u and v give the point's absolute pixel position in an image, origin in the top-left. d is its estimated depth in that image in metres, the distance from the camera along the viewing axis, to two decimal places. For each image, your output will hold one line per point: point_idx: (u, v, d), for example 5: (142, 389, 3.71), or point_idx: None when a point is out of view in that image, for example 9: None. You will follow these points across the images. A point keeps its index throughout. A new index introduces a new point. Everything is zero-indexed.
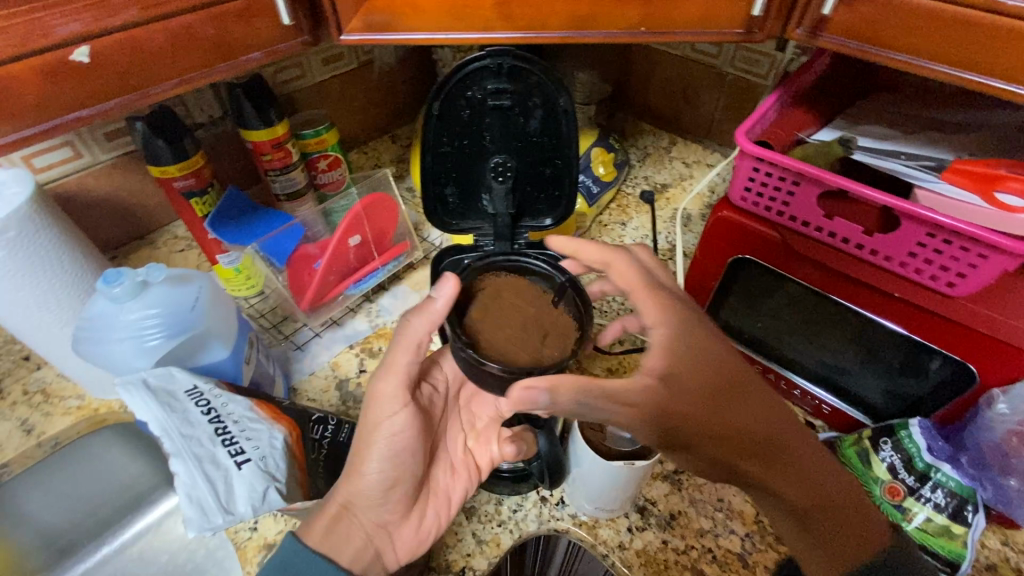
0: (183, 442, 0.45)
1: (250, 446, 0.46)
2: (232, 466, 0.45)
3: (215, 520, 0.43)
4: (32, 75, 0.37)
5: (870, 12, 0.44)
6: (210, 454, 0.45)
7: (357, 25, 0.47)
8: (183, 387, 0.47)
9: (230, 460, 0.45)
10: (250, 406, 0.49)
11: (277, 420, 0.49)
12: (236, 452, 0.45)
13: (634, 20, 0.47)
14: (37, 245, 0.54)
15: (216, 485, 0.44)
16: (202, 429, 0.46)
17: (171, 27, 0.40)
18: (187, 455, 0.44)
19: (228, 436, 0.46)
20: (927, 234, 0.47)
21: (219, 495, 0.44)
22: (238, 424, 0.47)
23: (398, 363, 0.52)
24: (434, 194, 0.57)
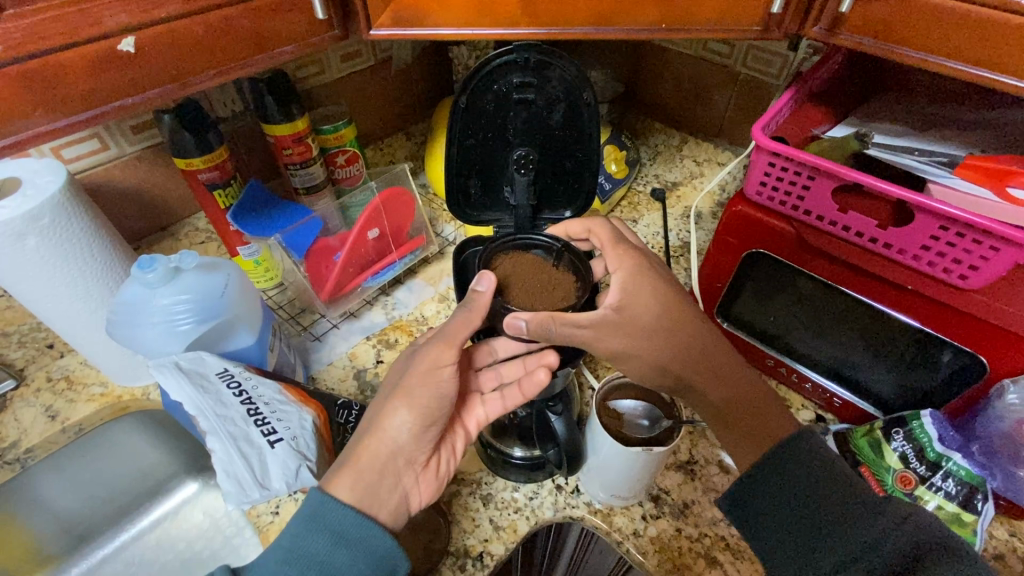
0: (218, 421, 0.46)
1: (281, 426, 0.48)
2: (266, 444, 0.46)
3: (252, 495, 0.44)
4: (80, 64, 0.38)
5: (888, 9, 0.45)
6: (244, 433, 0.46)
7: (386, 20, 0.48)
8: (214, 370, 0.49)
9: (264, 439, 0.47)
10: (278, 389, 0.51)
11: (305, 404, 0.52)
12: (269, 431, 0.47)
13: (656, 17, 0.49)
14: (70, 233, 0.56)
15: (251, 461, 0.45)
16: (235, 410, 0.47)
17: (210, 19, 0.41)
18: (222, 433, 0.46)
19: (261, 416, 0.48)
20: (941, 227, 0.48)
21: (254, 472, 0.45)
22: (269, 406, 0.49)
23: (456, 336, 0.50)
24: (457, 186, 0.59)
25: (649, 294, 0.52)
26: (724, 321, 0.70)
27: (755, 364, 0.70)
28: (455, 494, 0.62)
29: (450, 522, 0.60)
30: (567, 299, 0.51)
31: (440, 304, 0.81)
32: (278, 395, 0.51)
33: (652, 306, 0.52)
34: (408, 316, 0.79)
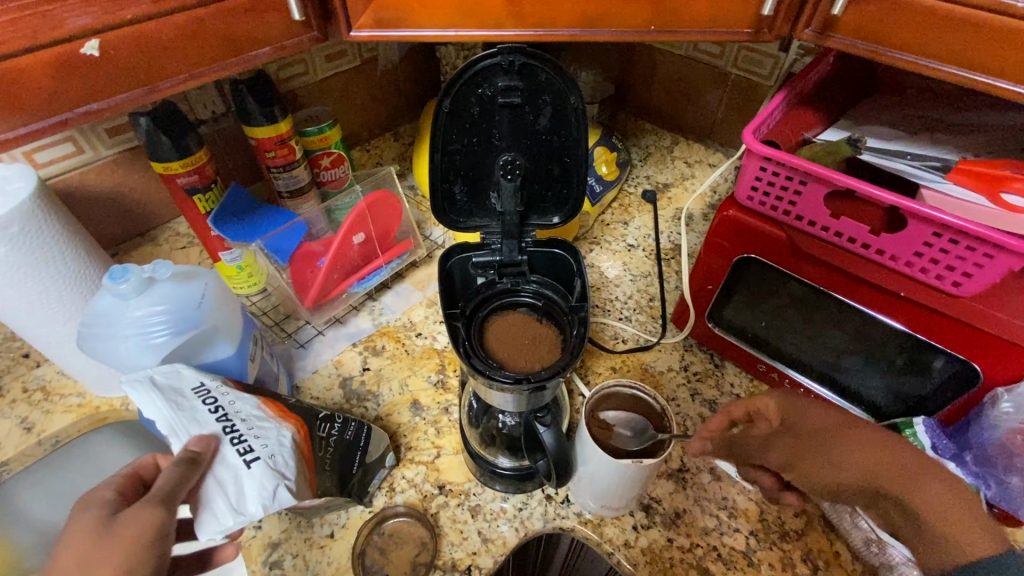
0: (191, 440, 0.44)
1: (258, 444, 0.46)
2: (241, 464, 0.44)
3: (226, 520, 0.42)
4: (41, 68, 0.36)
5: (880, 12, 0.44)
6: (218, 452, 0.44)
7: (367, 21, 0.47)
8: (189, 385, 0.47)
9: (239, 458, 0.44)
10: (257, 404, 0.49)
11: (284, 419, 0.50)
12: (245, 450, 0.45)
13: (645, 19, 0.47)
14: (40, 241, 0.54)
15: (225, 484, 0.43)
16: (211, 427, 0.45)
17: (181, 21, 0.39)
18: (193, 454, 0.43)
19: (237, 434, 0.46)
20: (933, 234, 0.47)
21: (229, 494, 0.43)
22: (246, 422, 0.47)
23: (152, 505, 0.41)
24: (443, 192, 0.57)
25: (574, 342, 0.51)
26: (715, 325, 0.70)
27: (747, 368, 0.71)
28: (443, 505, 0.61)
29: (437, 535, 0.58)
30: (552, 354, 0.51)
31: (428, 309, 0.79)
32: (258, 411, 0.49)
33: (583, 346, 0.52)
34: (396, 321, 0.77)
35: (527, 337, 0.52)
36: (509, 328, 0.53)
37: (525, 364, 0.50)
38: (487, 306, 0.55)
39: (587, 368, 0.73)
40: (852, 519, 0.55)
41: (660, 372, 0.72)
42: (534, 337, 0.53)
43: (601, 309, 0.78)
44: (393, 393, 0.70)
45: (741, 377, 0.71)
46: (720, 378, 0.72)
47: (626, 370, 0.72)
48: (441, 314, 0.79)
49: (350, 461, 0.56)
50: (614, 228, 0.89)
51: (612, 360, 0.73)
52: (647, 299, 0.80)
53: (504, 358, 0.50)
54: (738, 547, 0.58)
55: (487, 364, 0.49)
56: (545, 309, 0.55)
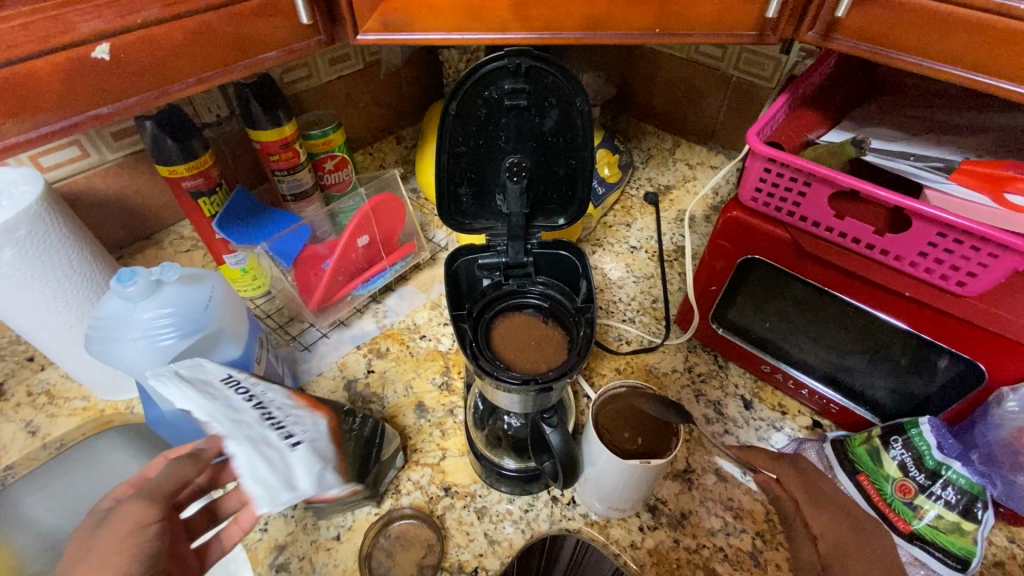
0: (233, 422, 0.43)
1: (297, 430, 0.46)
2: (286, 445, 0.44)
3: (283, 495, 0.41)
4: (53, 71, 0.36)
5: (884, 14, 0.44)
6: (262, 435, 0.44)
7: (374, 25, 0.47)
8: (217, 376, 0.48)
9: (283, 441, 0.45)
10: (287, 395, 0.51)
11: (316, 409, 0.51)
12: (286, 434, 0.45)
13: (649, 21, 0.48)
14: (47, 245, 0.54)
15: (275, 462, 0.42)
16: (249, 414, 0.45)
17: (189, 25, 0.40)
18: (239, 434, 0.43)
19: (275, 420, 0.46)
20: (938, 233, 0.48)
21: (280, 472, 0.42)
22: (281, 411, 0.48)
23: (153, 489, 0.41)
24: (449, 193, 0.57)
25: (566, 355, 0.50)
26: (719, 327, 0.70)
27: (750, 369, 0.71)
28: (449, 507, 0.60)
29: (444, 537, 0.58)
30: (557, 356, 0.51)
31: (432, 311, 0.80)
32: (287, 403, 0.50)
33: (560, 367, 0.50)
34: (400, 324, 0.77)
35: (533, 339, 0.53)
36: (515, 329, 0.54)
37: (531, 367, 0.50)
38: (493, 307, 0.55)
39: (592, 369, 0.73)
40: None
41: (664, 373, 0.72)
42: (540, 339, 0.53)
43: (604, 311, 0.79)
44: (398, 395, 0.70)
45: (745, 378, 0.72)
46: (724, 379, 0.72)
47: (630, 371, 0.72)
48: (445, 316, 0.79)
49: (368, 456, 0.57)
50: (616, 230, 0.90)
51: (616, 361, 0.73)
52: (650, 300, 0.81)
53: (511, 359, 0.51)
54: (744, 547, 0.58)
55: (494, 367, 0.49)
56: (550, 312, 0.55)
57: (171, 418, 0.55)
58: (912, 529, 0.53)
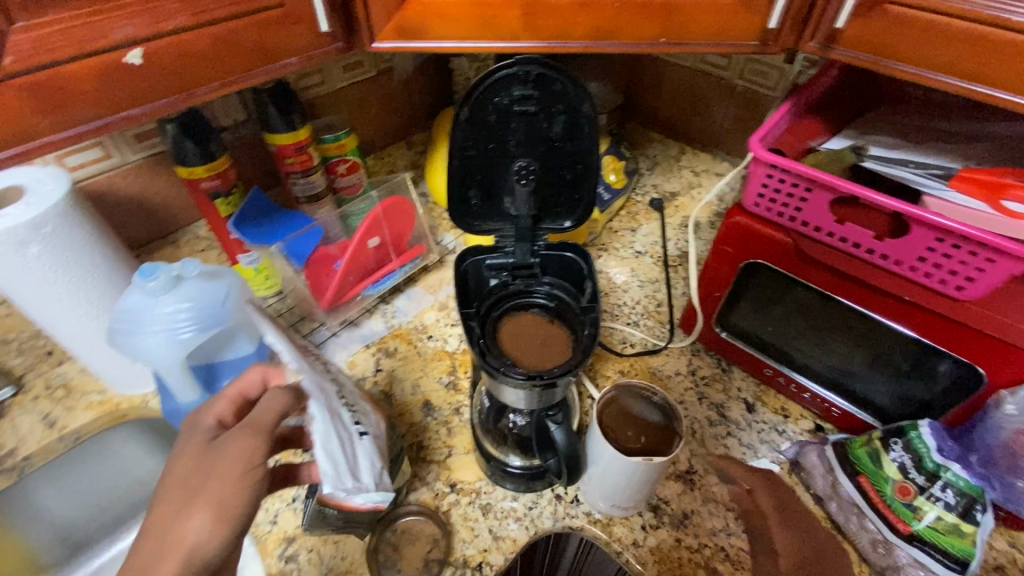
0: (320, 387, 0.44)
1: (364, 422, 0.48)
2: (355, 431, 0.46)
3: (347, 482, 0.42)
4: (90, 74, 0.38)
5: (883, 26, 0.45)
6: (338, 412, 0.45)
7: (390, 33, 0.49)
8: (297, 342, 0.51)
9: (354, 426, 0.46)
10: (354, 389, 0.53)
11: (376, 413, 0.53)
12: (357, 421, 0.47)
13: (655, 32, 0.49)
14: (70, 240, 0.56)
15: (346, 444, 0.44)
16: (331, 387, 0.47)
17: (216, 33, 0.42)
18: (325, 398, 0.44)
19: (349, 404, 0.48)
20: (937, 239, 0.49)
21: (348, 456, 0.43)
22: (351, 399, 0.50)
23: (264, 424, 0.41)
24: (459, 196, 0.59)
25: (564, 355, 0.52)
26: (722, 330, 0.71)
27: (753, 373, 0.72)
28: (454, 504, 0.62)
29: (450, 533, 0.59)
30: (562, 354, 0.52)
31: (439, 312, 0.81)
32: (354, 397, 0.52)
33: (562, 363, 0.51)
34: (408, 324, 0.79)
35: (537, 338, 0.54)
36: (520, 328, 0.55)
37: (536, 364, 0.51)
38: (500, 307, 0.56)
39: (596, 371, 0.74)
40: (859, 520, 0.57)
41: (667, 376, 0.73)
42: (544, 337, 0.54)
43: (609, 314, 0.80)
44: (406, 394, 0.71)
45: (748, 382, 0.73)
46: (727, 383, 0.73)
47: (634, 373, 0.73)
48: (452, 317, 0.81)
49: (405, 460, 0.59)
50: (622, 235, 0.91)
51: (620, 363, 0.74)
52: (654, 304, 0.82)
53: (518, 357, 0.52)
54: (746, 548, 0.58)
55: (500, 364, 0.50)
56: (555, 312, 0.57)
57: (187, 411, 0.56)
58: (912, 529, 0.54)
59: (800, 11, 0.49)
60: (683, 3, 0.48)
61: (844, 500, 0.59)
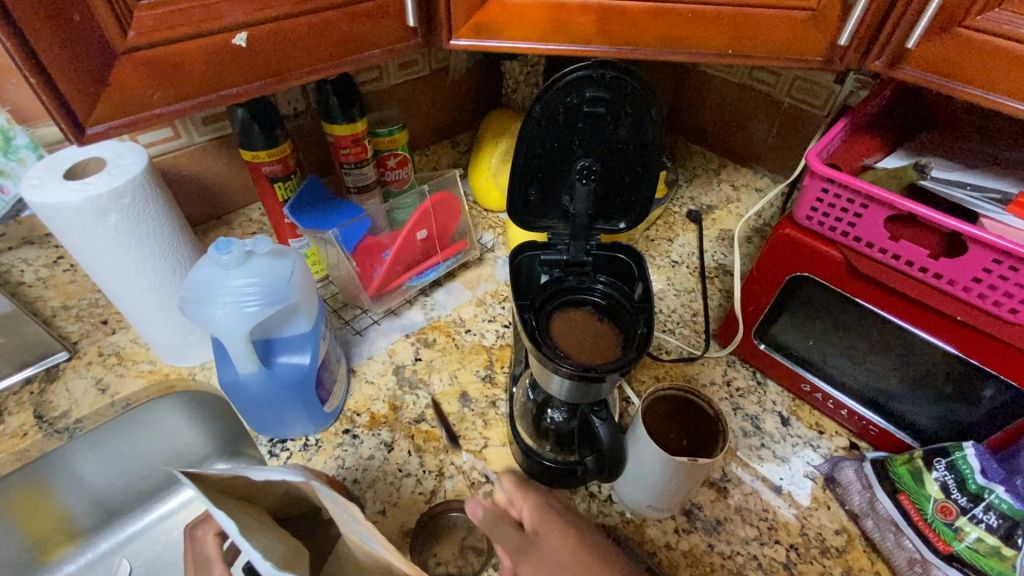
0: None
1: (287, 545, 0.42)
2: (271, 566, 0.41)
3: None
4: (200, 53, 0.41)
5: (951, 49, 0.46)
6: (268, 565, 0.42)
7: (467, 31, 0.51)
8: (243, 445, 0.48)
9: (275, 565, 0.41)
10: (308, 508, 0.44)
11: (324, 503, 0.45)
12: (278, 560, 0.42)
13: (723, 43, 0.51)
14: (145, 213, 0.58)
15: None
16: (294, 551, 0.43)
17: (314, 22, 0.44)
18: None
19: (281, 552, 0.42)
20: (994, 260, 0.49)
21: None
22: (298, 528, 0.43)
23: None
24: (519, 191, 0.62)
25: (614, 348, 0.54)
26: (761, 343, 0.72)
27: (789, 387, 0.72)
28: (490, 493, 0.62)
29: None
30: (613, 350, 0.54)
31: (477, 308, 0.82)
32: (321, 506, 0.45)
33: (616, 355, 0.53)
34: (447, 317, 0.80)
35: (590, 335, 0.56)
36: (572, 324, 0.57)
37: (588, 358, 0.53)
38: (553, 301, 0.59)
39: (632, 376, 0.74)
40: (896, 538, 0.57)
41: (703, 385, 0.73)
42: (596, 335, 0.56)
43: None
44: (443, 383, 0.72)
45: (783, 396, 0.73)
46: (762, 396, 0.73)
47: (670, 379, 0.74)
48: (490, 313, 0.82)
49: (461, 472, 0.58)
50: (659, 244, 0.92)
51: (656, 369, 0.75)
52: (690, 314, 0.82)
53: (570, 350, 0.53)
54: (779, 558, 0.58)
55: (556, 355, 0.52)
56: (605, 312, 0.59)
57: (243, 385, 0.58)
58: (952, 550, 0.54)
59: (870, 29, 0.50)
60: (753, 16, 0.49)
61: (881, 517, 0.59)
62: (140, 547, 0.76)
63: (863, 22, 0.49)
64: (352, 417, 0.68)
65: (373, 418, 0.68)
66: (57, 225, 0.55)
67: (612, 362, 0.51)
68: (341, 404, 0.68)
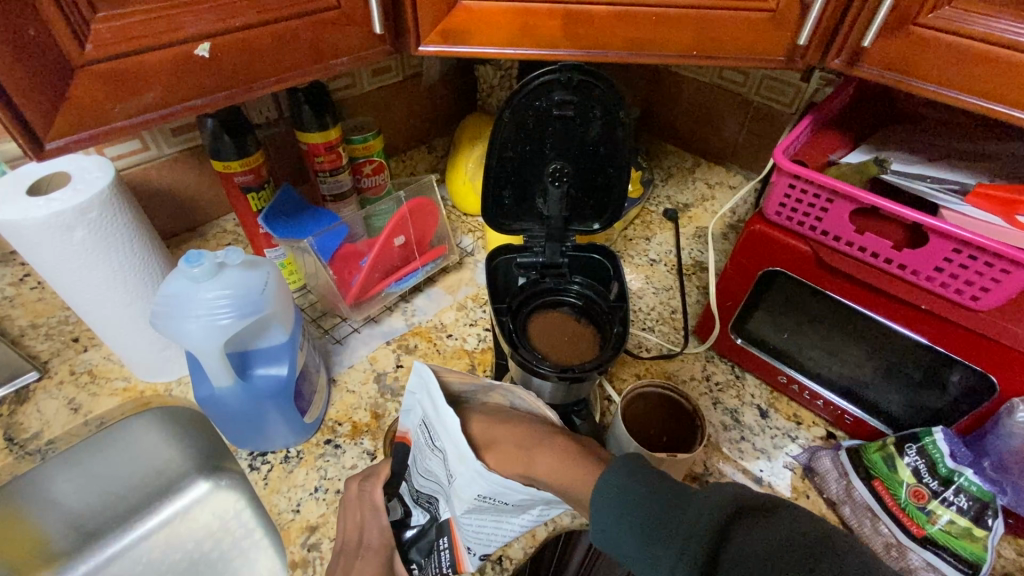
0: (472, 503, 0.48)
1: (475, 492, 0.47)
2: (472, 497, 0.47)
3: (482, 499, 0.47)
4: (161, 63, 0.40)
5: (905, 46, 0.48)
6: (472, 503, 0.48)
7: (435, 37, 0.51)
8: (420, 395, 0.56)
9: (475, 497, 0.47)
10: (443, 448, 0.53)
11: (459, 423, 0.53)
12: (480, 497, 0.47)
13: (687, 45, 0.52)
14: (114, 227, 0.57)
15: (476, 513, 0.49)
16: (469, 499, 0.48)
17: (278, 31, 0.44)
18: (467, 534, 0.51)
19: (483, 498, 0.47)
20: (954, 250, 0.51)
21: (471, 509, 0.49)
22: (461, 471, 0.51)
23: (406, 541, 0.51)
24: (493, 195, 0.62)
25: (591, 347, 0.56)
26: (738, 337, 0.73)
27: (767, 380, 0.73)
28: None
29: None
30: (589, 351, 0.55)
31: (458, 312, 0.82)
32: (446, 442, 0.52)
33: (592, 355, 0.55)
34: (428, 322, 0.80)
35: (567, 339, 0.57)
36: (549, 328, 0.58)
37: (567, 360, 0.54)
38: (530, 304, 0.60)
39: (613, 374, 0.75)
40: (873, 523, 0.58)
41: (683, 380, 0.74)
42: (573, 337, 0.58)
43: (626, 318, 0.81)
44: None
45: (761, 389, 0.74)
46: (741, 389, 0.74)
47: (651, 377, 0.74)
48: (471, 317, 0.81)
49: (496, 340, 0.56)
50: (636, 243, 0.93)
51: (638, 367, 0.75)
52: (669, 311, 0.83)
53: (548, 351, 0.55)
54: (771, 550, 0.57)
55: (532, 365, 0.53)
56: (583, 312, 0.60)
57: (220, 399, 0.58)
58: (925, 532, 0.55)
59: (828, 28, 0.51)
60: (716, 17, 0.50)
61: (858, 504, 0.60)
62: (120, 569, 0.75)
63: (821, 20, 0.50)
64: (334, 427, 0.68)
65: (355, 427, 0.68)
66: (22, 241, 0.54)
67: (588, 365, 0.53)
68: (322, 415, 0.68)
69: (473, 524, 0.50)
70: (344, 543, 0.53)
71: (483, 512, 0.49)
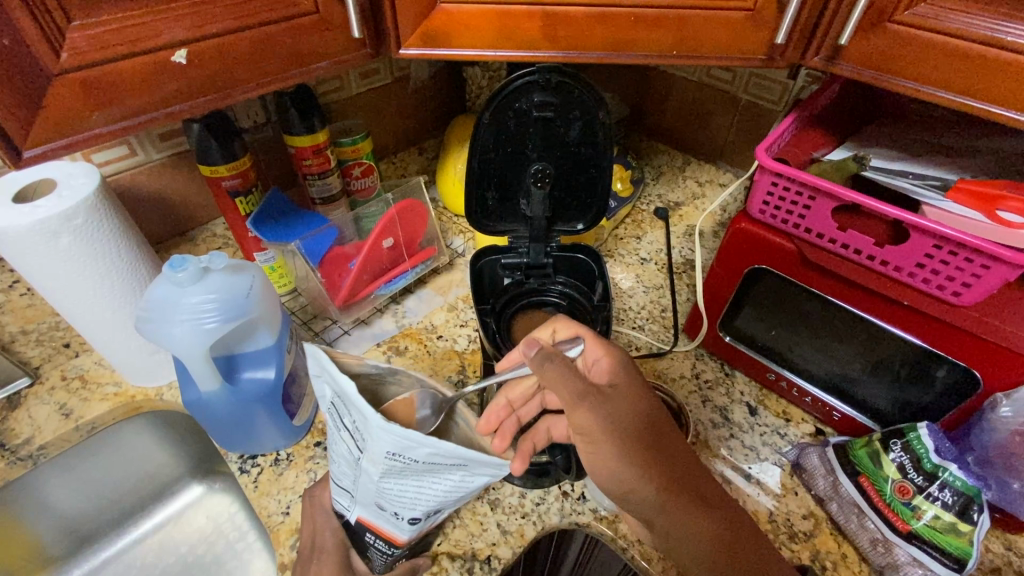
0: (385, 465, 0.41)
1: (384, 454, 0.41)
2: (382, 457, 0.40)
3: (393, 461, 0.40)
4: (138, 71, 0.41)
5: (882, 44, 0.48)
6: (386, 466, 0.41)
7: (415, 40, 0.51)
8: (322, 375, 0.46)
9: (386, 457, 0.40)
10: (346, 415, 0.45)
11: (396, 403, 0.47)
12: (390, 456, 0.40)
13: (667, 45, 0.52)
14: (99, 232, 0.57)
15: (391, 477, 0.43)
16: (379, 460, 0.41)
17: (256, 36, 0.44)
18: (389, 500, 0.45)
19: (393, 457, 0.40)
20: (935, 246, 0.51)
21: (384, 472, 0.42)
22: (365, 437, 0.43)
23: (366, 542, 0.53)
24: (478, 197, 0.63)
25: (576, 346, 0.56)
26: (725, 335, 0.73)
27: (756, 378, 0.73)
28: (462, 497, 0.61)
29: (458, 525, 0.59)
30: None
31: (448, 313, 0.82)
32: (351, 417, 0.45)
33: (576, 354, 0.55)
34: (418, 323, 0.80)
35: None
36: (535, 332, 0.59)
37: None
38: (514, 305, 0.61)
39: None
40: (859, 520, 0.58)
41: (673, 379, 0.74)
42: None
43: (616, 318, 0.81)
44: None
45: (751, 386, 0.74)
46: (730, 386, 0.74)
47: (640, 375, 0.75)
48: (461, 318, 0.82)
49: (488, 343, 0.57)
50: (627, 242, 0.93)
51: None
52: (659, 310, 0.83)
53: None
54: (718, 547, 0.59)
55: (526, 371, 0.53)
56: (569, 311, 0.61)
57: (207, 403, 0.58)
58: (910, 528, 0.55)
59: (806, 26, 0.52)
60: (695, 17, 0.50)
61: (844, 500, 0.60)
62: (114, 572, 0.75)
63: (798, 20, 0.51)
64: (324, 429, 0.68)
65: None
66: (8, 248, 0.54)
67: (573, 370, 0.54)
68: (312, 417, 0.68)
69: (393, 489, 0.44)
70: (304, 546, 0.55)
71: (400, 476, 0.43)
